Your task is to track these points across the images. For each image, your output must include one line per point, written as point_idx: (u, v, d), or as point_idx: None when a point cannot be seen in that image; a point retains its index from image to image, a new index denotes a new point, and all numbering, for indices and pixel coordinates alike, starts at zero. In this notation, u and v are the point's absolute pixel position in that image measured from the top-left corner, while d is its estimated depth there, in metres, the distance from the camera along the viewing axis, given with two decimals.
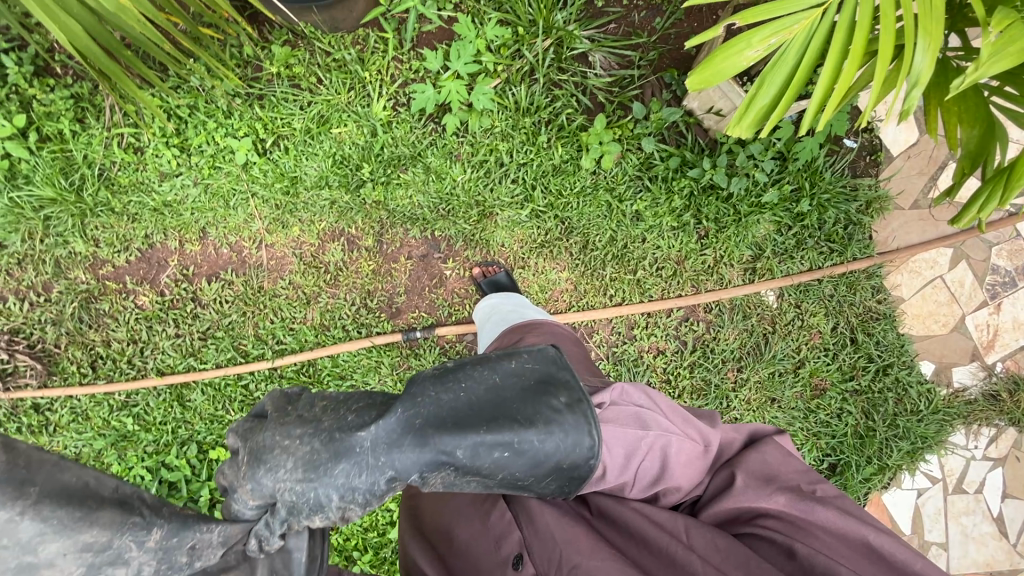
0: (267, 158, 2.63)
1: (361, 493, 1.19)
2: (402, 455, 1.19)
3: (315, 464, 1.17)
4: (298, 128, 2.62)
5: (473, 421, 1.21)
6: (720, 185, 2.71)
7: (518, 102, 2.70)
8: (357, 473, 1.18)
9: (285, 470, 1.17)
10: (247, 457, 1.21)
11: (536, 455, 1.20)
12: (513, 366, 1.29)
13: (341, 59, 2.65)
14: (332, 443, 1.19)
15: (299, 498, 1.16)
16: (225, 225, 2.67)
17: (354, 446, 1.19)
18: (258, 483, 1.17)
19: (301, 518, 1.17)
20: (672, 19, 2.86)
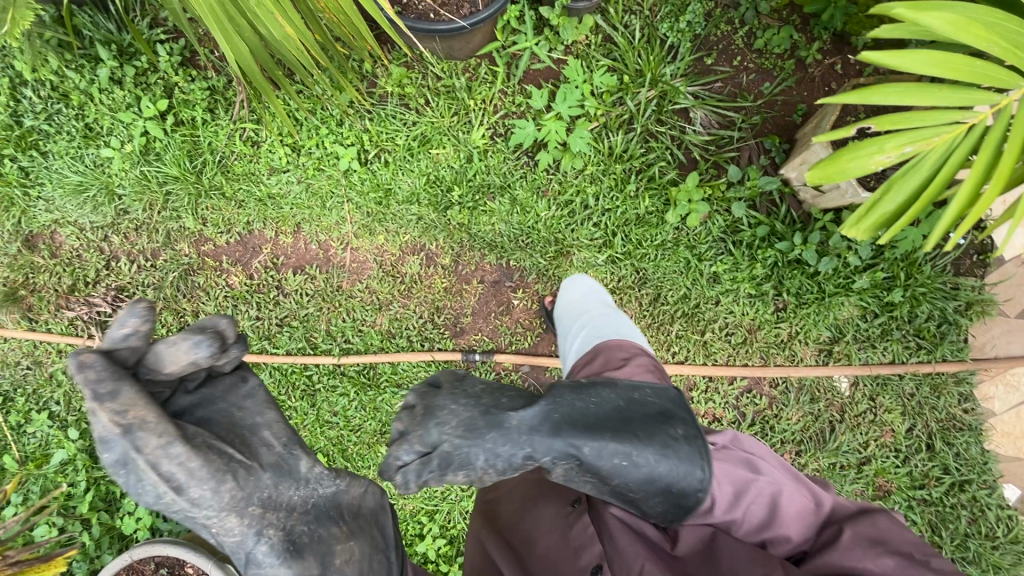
0: (367, 169, 2.79)
1: (501, 460, 1.36)
2: (539, 439, 1.34)
3: (474, 427, 1.37)
4: (401, 144, 2.77)
5: (601, 428, 1.33)
6: (808, 262, 2.62)
7: (613, 148, 2.73)
8: (504, 441, 1.35)
9: (442, 428, 1.37)
10: (412, 415, 1.41)
11: (651, 471, 1.28)
12: (638, 394, 1.40)
13: (451, 84, 2.77)
14: (483, 414, 1.39)
15: (451, 452, 1.34)
16: (318, 223, 2.84)
17: (496, 421, 1.37)
18: (421, 435, 1.36)
19: (448, 469, 1.35)
20: (782, 86, 2.85)
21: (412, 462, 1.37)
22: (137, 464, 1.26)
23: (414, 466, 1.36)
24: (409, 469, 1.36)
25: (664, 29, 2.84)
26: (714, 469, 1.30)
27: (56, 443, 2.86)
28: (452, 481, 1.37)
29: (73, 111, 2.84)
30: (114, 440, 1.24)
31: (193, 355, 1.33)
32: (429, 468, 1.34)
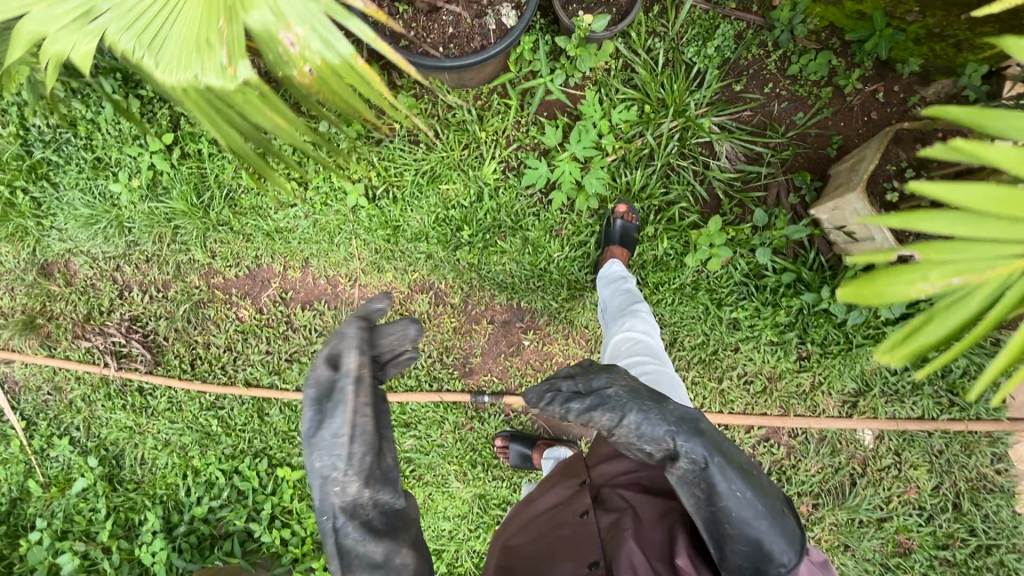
0: (375, 204, 2.70)
1: (648, 428, 1.69)
2: (686, 433, 1.65)
3: (640, 396, 1.77)
4: (410, 179, 2.67)
5: (734, 462, 1.63)
6: (835, 313, 2.48)
7: (631, 186, 2.61)
8: (659, 412, 1.71)
9: (609, 384, 1.84)
10: (592, 374, 1.90)
11: (753, 516, 1.56)
12: (762, 471, 1.69)
13: (461, 116, 2.65)
14: (653, 394, 1.79)
15: (609, 395, 1.79)
16: (326, 259, 2.78)
17: (660, 401, 1.76)
18: (597, 379, 1.87)
19: (597, 407, 1.78)
20: (816, 116, 2.65)
21: (573, 397, 1.85)
22: (329, 400, 1.59)
23: (573, 397, 1.86)
24: (571, 402, 1.82)
25: (690, 55, 2.65)
26: (794, 557, 1.55)
27: (78, 468, 2.95)
28: (588, 417, 1.79)
29: (82, 142, 2.81)
30: (327, 365, 1.61)
31: (404, 331, 1.68)
32: (579, 405, 1.80)
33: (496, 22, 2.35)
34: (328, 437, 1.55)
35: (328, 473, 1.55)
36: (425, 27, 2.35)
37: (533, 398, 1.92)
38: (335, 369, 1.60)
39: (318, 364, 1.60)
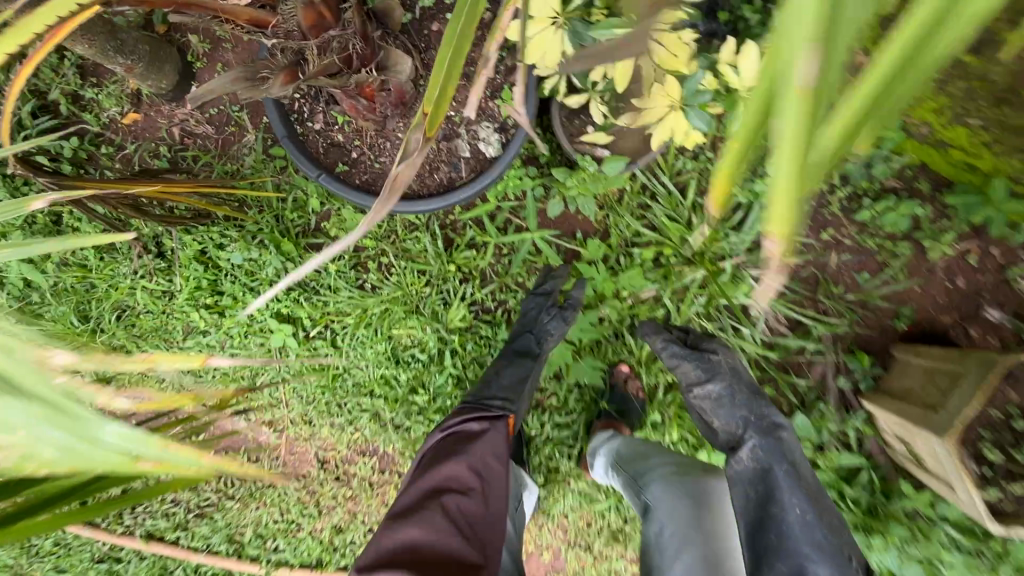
0: (307, 346, 2.10)
1: (727, 407, 1.69)
2: (778, 436, 1.58)
3: (743, 377, 1.76)
4: (352, 317, 2.07)
5: (817, 501, 1.46)
6: (882, 563, 1.94)
7: (637, 353, 2.02)
8: (751, 403, 1.68)
9: (720, 350, 1.82)
10: (710, 340, 1.86)
11: (813, 533, 1.39)
12: (849, 542, 1.44)
13: (424, 243, 2.05)
14: (753, 389, 1.73)
15: (715, 355, 1.79)
16: (246, 401, 2.21)
17: (754, 396, 1.70)
18: (710, 346, 1.82)
19: (689, 359, 1.79)
20: (887, 277, 2.02)
21: (678, 341, 1.85)
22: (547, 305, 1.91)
23: (677, 341, 1.85)
24: (675, 345, 1.83)
25: (730, 184, 2.01)
26: None
27: None
28: (677, 360, 1.81)
29: None
30: (559, 309, 1.91)
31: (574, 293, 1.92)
32: (677, 349, 1.82)
33: (472, 147, 1.70)
34: (529, 332, 1.90)
35: (528, 332, 1.89)
36: (372, 145, 1.71)
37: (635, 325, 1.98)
38: (563, 310, 1.90)
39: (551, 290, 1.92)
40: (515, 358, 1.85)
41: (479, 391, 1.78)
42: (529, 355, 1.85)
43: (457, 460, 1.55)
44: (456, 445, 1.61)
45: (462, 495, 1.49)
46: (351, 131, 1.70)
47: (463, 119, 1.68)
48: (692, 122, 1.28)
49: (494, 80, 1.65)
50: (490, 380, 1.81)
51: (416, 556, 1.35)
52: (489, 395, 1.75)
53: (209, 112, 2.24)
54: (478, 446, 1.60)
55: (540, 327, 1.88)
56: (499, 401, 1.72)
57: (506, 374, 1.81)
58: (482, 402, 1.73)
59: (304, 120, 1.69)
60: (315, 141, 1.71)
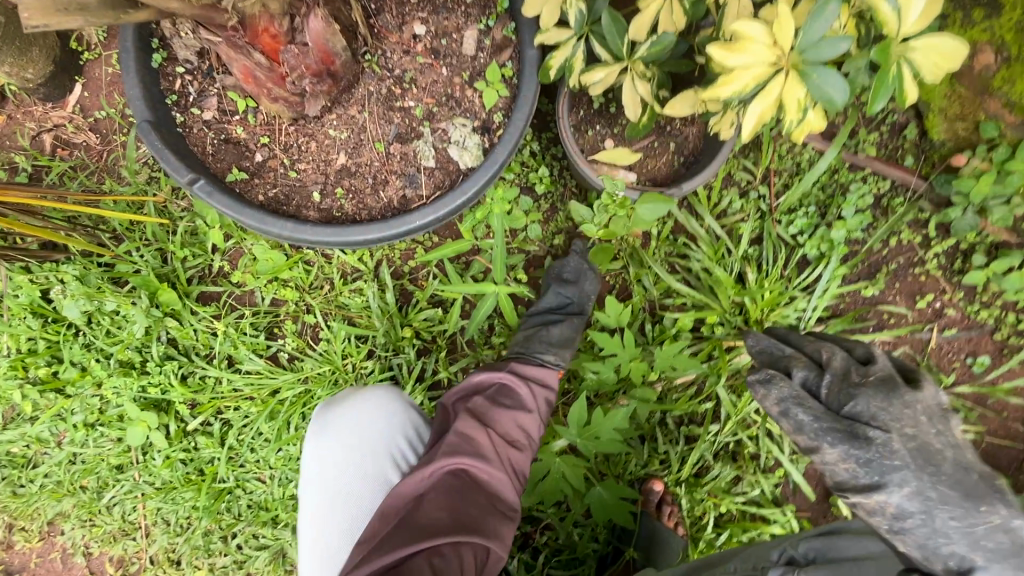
0: (183, 446, 1.41)
1: (926, 524, 0.93)
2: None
3: (953, 464, 0.96)
4: (256, 403, 1.40)
5: None
6: None
7: (673, 468, 1.38)
8: (974, 519, 0.92)
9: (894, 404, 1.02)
10: (869, 379, 1.06)
11: None
12: None
13: (369, 297, 1.43)
14: (977, 481, 0.95)
15: (897, 429, 0.99)
16: (85, 528, 1.46)
17: (977, 501, 0.93)
18: (866, 399, 1.03)
19: (833, 438, 1.02)
20: (1010, 365, 1.46)
21: (808, 396, 1.08)
22: (578, 283, 1.36)
23: (803, 396, 1.08)
24: (805, 407, 1.07)
25: (794, 231, 1.48)
26: None
27: None
28: (820, 438, 1.03)
29: None
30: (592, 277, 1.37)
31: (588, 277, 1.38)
32: (813, 419, 1.05)
33: (438, 154, 1.13)
34: (566, 286, 1.36)
35: (561, 299, 1.36)
36: (287, 145, 1.14)
37: (751, 343, 1.25)
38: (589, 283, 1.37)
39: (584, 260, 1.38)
40: (550, 316, 1.35)
41: (526, 336, 1.32)
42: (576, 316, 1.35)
43: (516, 394, 1.18)
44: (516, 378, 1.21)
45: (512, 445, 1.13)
46: (258, 124, 1.14)
47: (427, 112, 1.14)
48: (813, 91, 0.74)
49: (474, 60, 1.13)
50: (533, 330, 1.32)
51: (453, 501, 1.00)
52: (539, 347, 1.29)
53: (94, 116, 1.66)
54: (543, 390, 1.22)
55: (575, 298, 1.36)
56: (551, 355, 1.28)
57: (555, 327, 1.32)
58: (535, 351, 1.28)
59: (187, 105, 1.13)
60: (201, 135, 1.13)
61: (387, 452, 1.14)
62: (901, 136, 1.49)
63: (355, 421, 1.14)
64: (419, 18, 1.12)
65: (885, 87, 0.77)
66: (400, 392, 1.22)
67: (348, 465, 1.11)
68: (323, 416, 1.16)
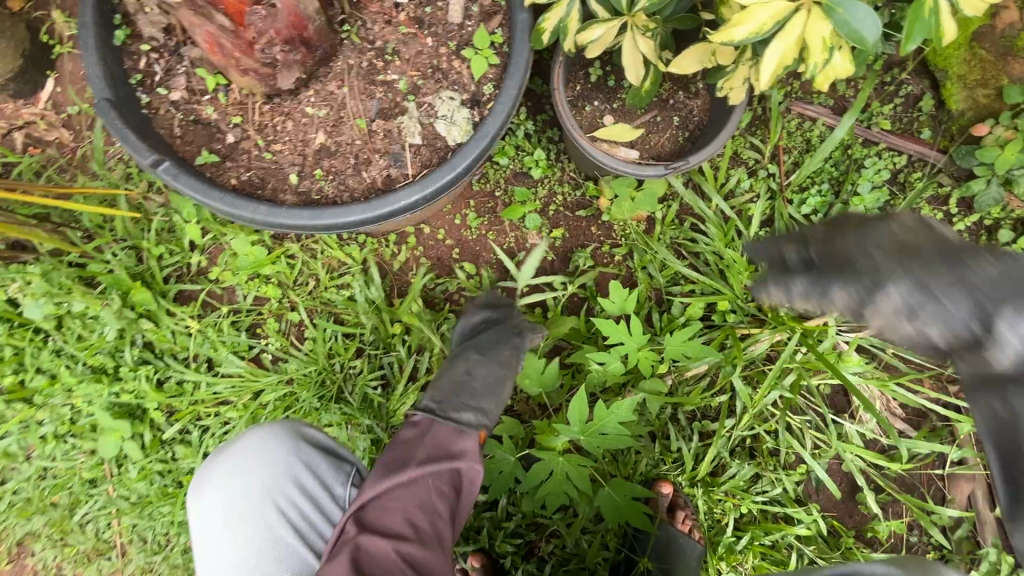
0: (158, 457, 1.31)
1: None
2: None
3: None
4: (238, 408, 1.31)
5: None
6: None
7: (687, 467, 1.28)
8: None
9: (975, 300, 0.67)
10: (929, 233, 0.65)
11: None
12: None
13: (356, 292, 1.34)
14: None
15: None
16: (58, 548, 1.35)
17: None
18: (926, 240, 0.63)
19: (900, 277, 0.60)
20: None
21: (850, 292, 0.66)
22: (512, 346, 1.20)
23: (847, 278, 0.66)
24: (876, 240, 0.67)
25: (807, 210, 1.38)
26: None
27: None
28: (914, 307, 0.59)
29: None
30: (517, 343, 1.20)
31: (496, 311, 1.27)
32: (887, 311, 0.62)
33: (424, 130, 1.04)
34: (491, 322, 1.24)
35: (486, 352, 1.18)
36: (261, 125, 1.05)
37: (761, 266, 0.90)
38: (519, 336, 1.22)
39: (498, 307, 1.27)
40: (466, 368, 1.16)
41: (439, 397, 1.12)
42: (506, 361, 1.19)
43: (358, 541, 0.89)
44: (376, 510, 0.93)
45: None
46: (229, 103, 1.05)
47: (411, 86, 1.05)
48: (841, 27, 0.65)
49: (461, 28, 1.04)
50: (456, 381, 1.15)
51: None
52: (453, 404, 1.10)
53: (67, 113, 1.57)
54: (427, 502, 0.95)
55: (507, 347, 1.20)
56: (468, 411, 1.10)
57: (481, 376, 1.16)
58: (450, 412, 1.09)
59: (153, 85, 1.05)
60: (168, 117, 1.05)
61: (269, 508, 1.02)
62: (917, 108, 1.40)
63: (226, 482, 1.03)
64: None
65: (920, 24, 0.69)
66: (285, 433, 1.07)
67: (229, 527, 1.01)
68: (203, 475, 1.06)
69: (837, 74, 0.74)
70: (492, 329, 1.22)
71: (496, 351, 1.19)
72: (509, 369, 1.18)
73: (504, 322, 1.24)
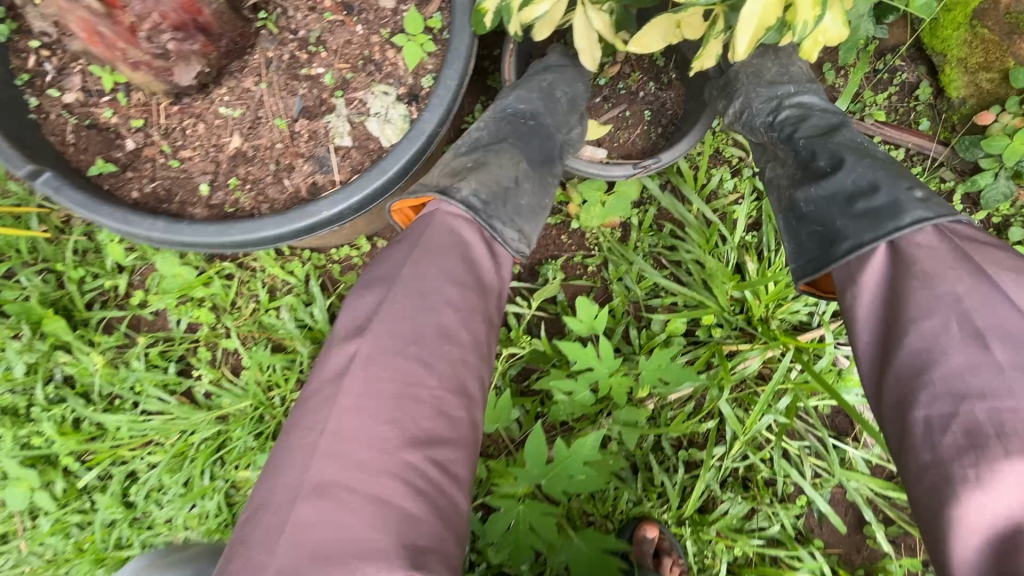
0: (75, 508, 1.15)
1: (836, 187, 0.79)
2: (893, 199, 0.72)
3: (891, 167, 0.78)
4: (166, 449, 1.16)
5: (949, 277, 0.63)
6: None
7: (673, 503, 1.14)
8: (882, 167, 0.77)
9: (879, 194, 0.73)
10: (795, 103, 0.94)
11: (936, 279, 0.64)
12: None
13: (299, 314, 1.20)
14: (934, 309, 0.62)
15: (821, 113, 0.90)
16: None
17: (899, 315, 0.64)
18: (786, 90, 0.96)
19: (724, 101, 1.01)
20: None
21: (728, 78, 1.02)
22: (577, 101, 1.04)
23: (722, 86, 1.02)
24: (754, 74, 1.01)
25: None
26: None
27: None
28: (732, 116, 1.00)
29: None
30: (587, 89, 1.07)
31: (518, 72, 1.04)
32: (787, 117, 0.92)
33: (355, 130, 0.91)
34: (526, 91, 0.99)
35: (552, 100, 1.00)
36: (168, 128, 0.92)
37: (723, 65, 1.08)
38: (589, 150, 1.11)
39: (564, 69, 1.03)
40: (523, 127, 0.96)
41: (427, 273, 0.73)
42: (545, 187, 0.94)
43: (365, 378, 0.67)
44: (353, 449, 0.63)
45: (414, 519, 0.62)
46: (132, 105, 0.92)
47: (339, 79, 0.92)
48: None
49: (395, 14, 0.91)
50: (495, 189, 0.85)
51: (322, 517, 0.60)
52: (498, 213, 0.83)
53: None
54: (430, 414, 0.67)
55: (549, 171, 0.95)
56: (514, 231, 0.84)
57: (524, 192, 0.89)
58: (496, 221, 0.81)
59: (43, 87, 0.90)
60: (59, 121, 0.90)
61: None
62: (914, 97, 1.28)
63: None
64: None
65: None
66: None
67: None
68: None
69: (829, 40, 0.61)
70: (519, 134, 0.95)
71: (531, 137, 0.95)
72: (549, 200, 0.94)
73: (540, 107, 0.98)
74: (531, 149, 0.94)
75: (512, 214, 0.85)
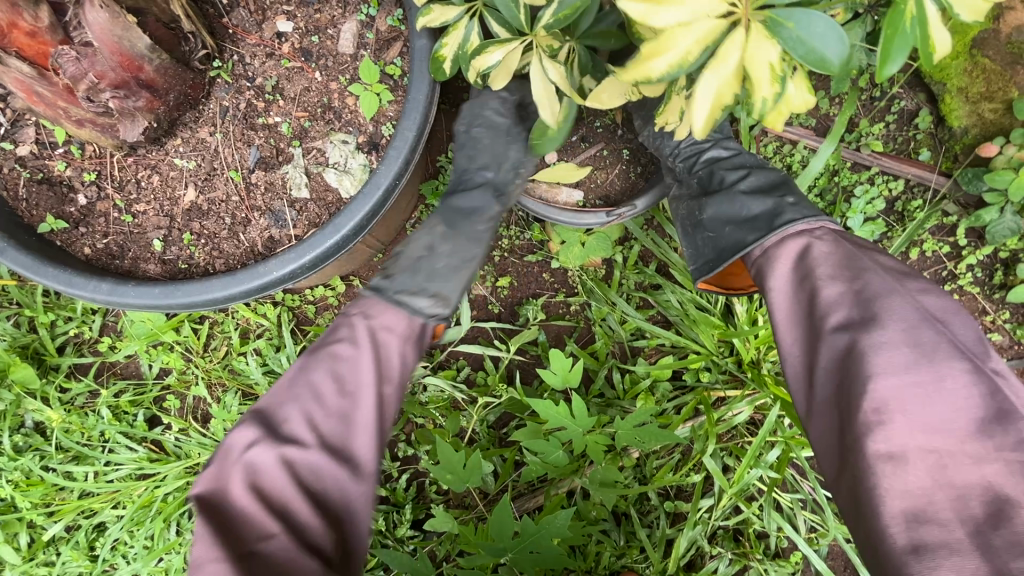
0: (41, 561, 1.12)
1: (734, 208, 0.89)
2: (767, 220, 0.83)
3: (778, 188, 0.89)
4: (133, 500, 1.13)
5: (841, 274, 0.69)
6: None
7: (656, 560, 1.07)
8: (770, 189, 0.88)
9: (759, 209, 0.86)
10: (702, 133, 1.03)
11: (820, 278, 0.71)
12: None
13: (270, 359, 1.17)
14: (836, 303, 0.67)
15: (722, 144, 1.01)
16: None
17: (817, 307, 0.69)
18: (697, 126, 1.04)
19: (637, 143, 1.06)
20: None
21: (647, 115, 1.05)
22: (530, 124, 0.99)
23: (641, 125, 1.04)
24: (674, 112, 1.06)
25: None
26: None
27: None
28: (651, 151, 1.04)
29: None
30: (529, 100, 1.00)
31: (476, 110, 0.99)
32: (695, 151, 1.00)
33: (313, 181, 0.88)
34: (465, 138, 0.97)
35: (483, 142, 0.96)
36: (122, 181, 0.88)
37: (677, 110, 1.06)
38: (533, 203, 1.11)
39: (510, 94, 0.96)
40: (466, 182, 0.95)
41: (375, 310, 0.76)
42: (475, 238, 0.88)
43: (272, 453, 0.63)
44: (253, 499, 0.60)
45: None
46: (86, 157, 0.88)
47: (297, 128, 0.88)
48: (793, 48, 0.48)
49: (354, 60, 0.88)
50: (407, 264, 0.82)
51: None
52: (405, 285, 0.79)
53: None
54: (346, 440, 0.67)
55: (481, 219, 0.90)
56: (427, 299, 0.79)
57: (442, 254, 0.84)
58: (400, 296, 0.78)
59: None
60: (10, 175, 0.86)
61: None
62: (914, 126, 1.21)
63: None
64: (283, 13, 0.88)
65: (901, 38, 0.50)
66: None
67: None
68: None
69: (792, 108, 0.57)
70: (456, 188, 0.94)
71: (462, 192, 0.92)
72: (481, 249, 0.89)
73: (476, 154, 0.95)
74: (460, 203, 0.91)
75: (426, 283, 0.81)
